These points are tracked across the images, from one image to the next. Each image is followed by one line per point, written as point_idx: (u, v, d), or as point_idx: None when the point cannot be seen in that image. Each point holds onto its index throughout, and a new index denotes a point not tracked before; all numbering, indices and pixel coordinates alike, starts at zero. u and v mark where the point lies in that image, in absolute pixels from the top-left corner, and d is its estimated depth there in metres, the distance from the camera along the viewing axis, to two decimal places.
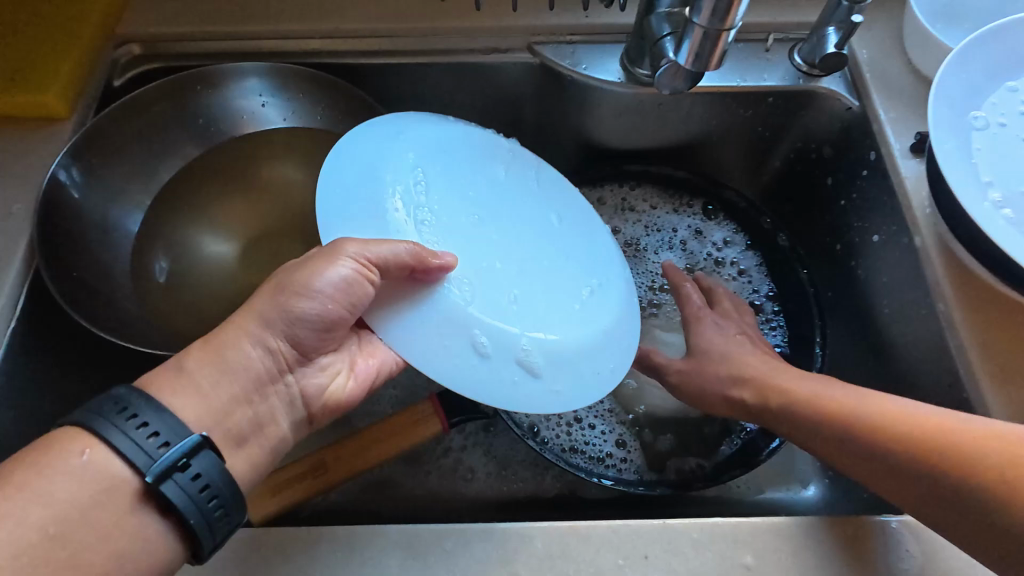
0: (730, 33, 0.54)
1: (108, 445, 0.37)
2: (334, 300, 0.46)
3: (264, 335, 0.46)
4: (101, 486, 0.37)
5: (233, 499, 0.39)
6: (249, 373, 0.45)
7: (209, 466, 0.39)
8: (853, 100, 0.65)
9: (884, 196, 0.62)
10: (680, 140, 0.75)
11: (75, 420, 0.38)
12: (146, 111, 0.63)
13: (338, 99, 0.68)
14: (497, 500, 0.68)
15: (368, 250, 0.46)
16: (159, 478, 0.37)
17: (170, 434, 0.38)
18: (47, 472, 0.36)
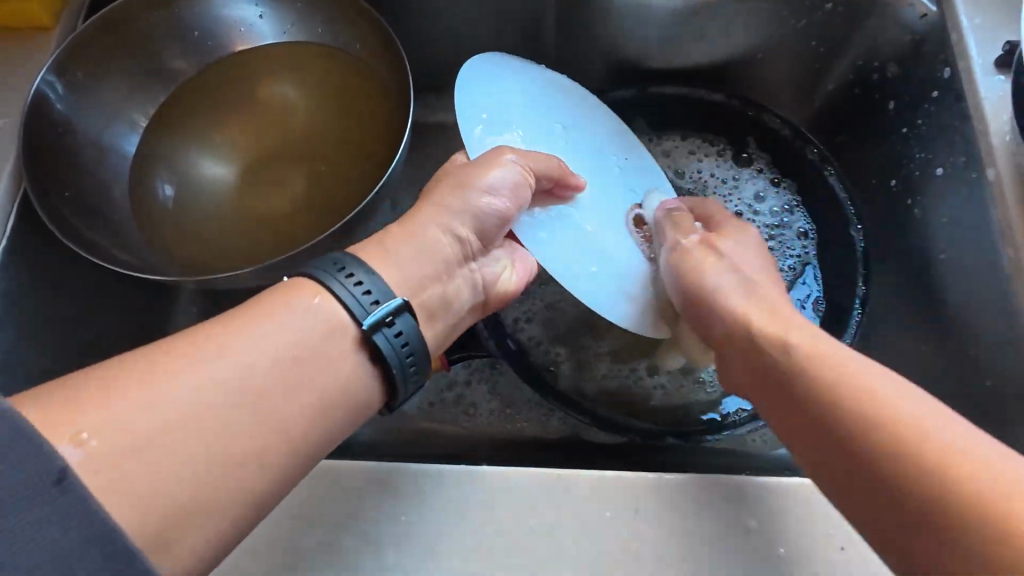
0: None
1: (331, 293, 0.37)
2: (504, 200, 0.45)
3: (448, 223, 0.45)
4: (323, 332, 0.36)
5: (425, 358, 0.39)
6: (434, 256, 0.44)
7: (409, 326, 0.38)
8: (930, 5, 0.55)
9: (955, 122, 0.53)
10: (722, 59, 0.66)
11: (297, 275, 0.38)
12: (133, 21, 0.59)
13: (339, 9, 0.62)
14: (501, 438, 0.67)
15: (530, 157, 0.45)
16: (370, 328, 0.37)
17: (379, 291, 0.38)
18: (277, 312, 0.36)
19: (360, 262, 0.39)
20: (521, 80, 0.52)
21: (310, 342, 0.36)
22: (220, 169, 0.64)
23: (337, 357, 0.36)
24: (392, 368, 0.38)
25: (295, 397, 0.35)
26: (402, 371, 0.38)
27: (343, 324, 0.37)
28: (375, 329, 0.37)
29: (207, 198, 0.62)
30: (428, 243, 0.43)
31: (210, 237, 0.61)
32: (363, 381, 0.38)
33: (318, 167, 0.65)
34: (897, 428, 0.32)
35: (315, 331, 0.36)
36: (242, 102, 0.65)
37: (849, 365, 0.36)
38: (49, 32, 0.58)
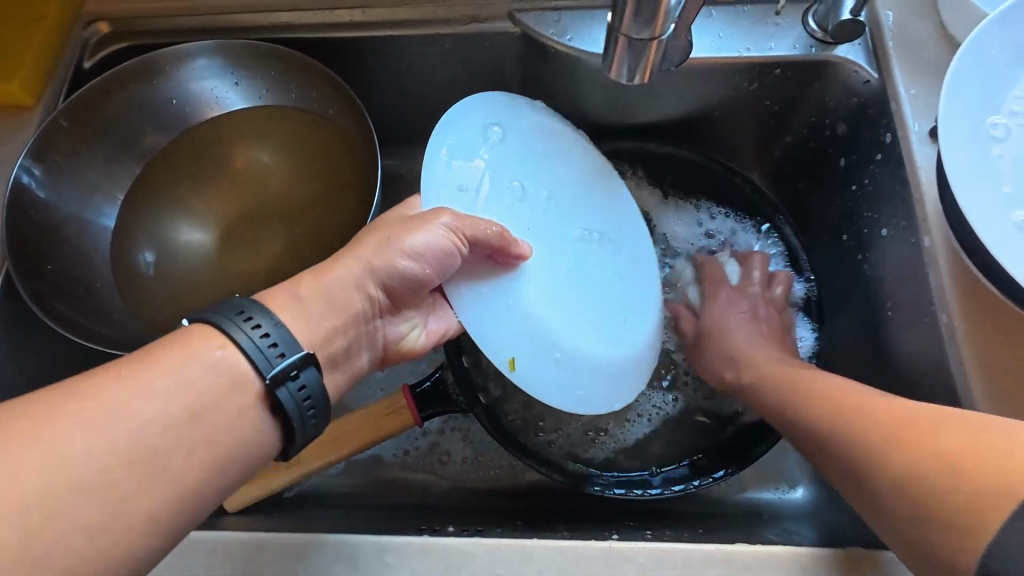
0: (660, 41, 0.43)
1: (231, 341, 0.38)
2: (427, 262, 0.47)
3: (364, 280, 0.46)
4: (225, 382, 0.37)
5: (326, 408, 0.40)
6: (348, 308, 0.45)
7: (313, 379, 0.39)
8: (872, 72, 0.58)
9: (896, 186, 0.55)
10: (682, 115, 0.68)
11: (201, 320, 0.38)
12: (110, 99, 0.61)
13: (310, 77, 0.64)
14: (474, 485, 0.69)
15: (465, 224, 0.46)
16: (274, 382, 0.38)
17: (285, 343, 0.39)
18: (164, 365, 0.36)
19: (265, 308, 0.40)
20: (505, 129, 0.55)
21: (212, 396, 0.36)
22: (197, 234, 0.66)
23: (241, 413, 0.37)
24: (290, 415, 0.39)
25: (194, 451, 0.35)
26: (303, 422, 0.39)
27: (245, 376, 0.38)
28: (278, 384, 0.38)
29: (187, 265, 0.64)
30: (340, 301, 0.44)
31: (188, 303, 0.63)
32: (265, 433, 0.38)
33: (294, 230, 0.67)
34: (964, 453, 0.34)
35: (214, 385, 0.36)
36: (218, 167, 0.67)
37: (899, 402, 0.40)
38: (31, 110, 0.61)
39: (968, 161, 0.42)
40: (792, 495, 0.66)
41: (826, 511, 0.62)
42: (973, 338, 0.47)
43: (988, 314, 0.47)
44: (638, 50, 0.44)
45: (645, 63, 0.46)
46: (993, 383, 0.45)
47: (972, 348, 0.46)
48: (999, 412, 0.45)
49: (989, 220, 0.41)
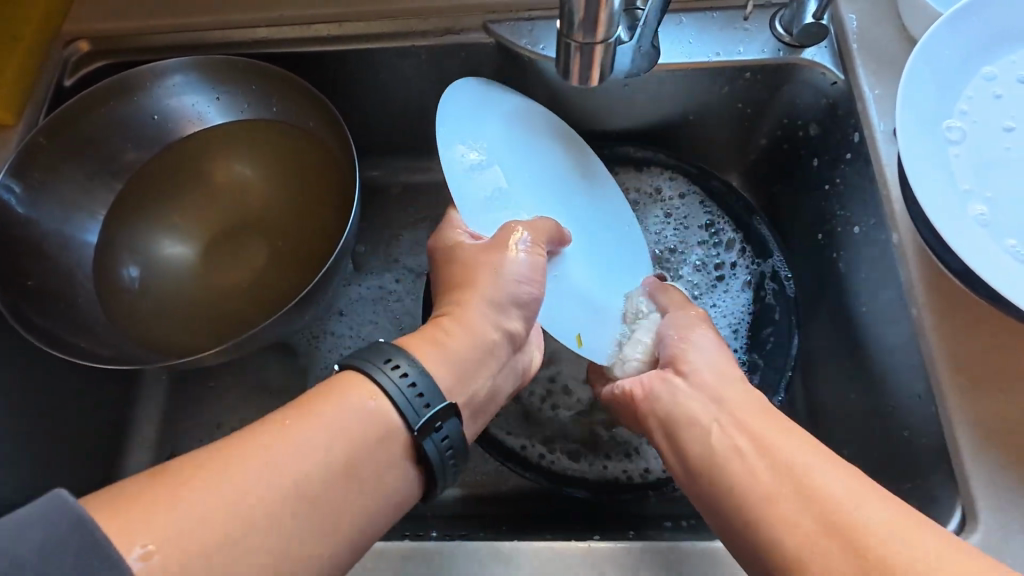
0: (606, 46, 0.45)
1: (378, 388, 0.38)
2: (535, 283, 0.48)
3: (497, 316, 0.47)
4: (375, 433, 0.37)
5: (463, 450, 0.40)
6: (484, 345, 0.46)
7: (453, 428, 0.39)
8: (838, 73, 0.59)
9: (865, 184, 0.56)
10: (657, 120, 0.69)
11: (352, 368, 0.39)
12: (90, 117, 0.62)
13: (289, 91, 0.65)
14: (461, 492, 0.69)
15: (539, 233, 0.49)
16: (422, 431, 0.38)
17: (425, 385, 0.39)
18: (315, 414, 0.36)
19: (407, 355, 0.40)
20: (471, 122, 0.54)
21: (368, 446, 0.36)
22: (180, 248, 0.66)
23: (391, 463, 0.37)
24: (434, 465, 0.39)
25: (348, 498, 0.35)
26: (442, 465, 0.39)
27: (393, 426, 0.38)
28: (425, 434, 0.38)
29: (168, 279, 0.65)
30: (481, 337, 0.45)
31: (172, 317, 0.63)
32: (407, 480, 0.38)
33: (277, 242, 0.68)
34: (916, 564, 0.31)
35: (363, 433, 0.36)
36: (200, 182, 0.68)
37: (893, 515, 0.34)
38: (11, 129, 0.62)
39: (924, 158, 0.43)
40: None
41: None
42: (942, 330, 0.47)
43: (954, 306, 0.48)
44: (584, 51, 0.44)
45: (594, 64, 0.46)
46: (962, 375, 0.46)
47: (940, 341, 0.47)
48: (970, 403, 0.45)
49: (946, 213, 0.41)
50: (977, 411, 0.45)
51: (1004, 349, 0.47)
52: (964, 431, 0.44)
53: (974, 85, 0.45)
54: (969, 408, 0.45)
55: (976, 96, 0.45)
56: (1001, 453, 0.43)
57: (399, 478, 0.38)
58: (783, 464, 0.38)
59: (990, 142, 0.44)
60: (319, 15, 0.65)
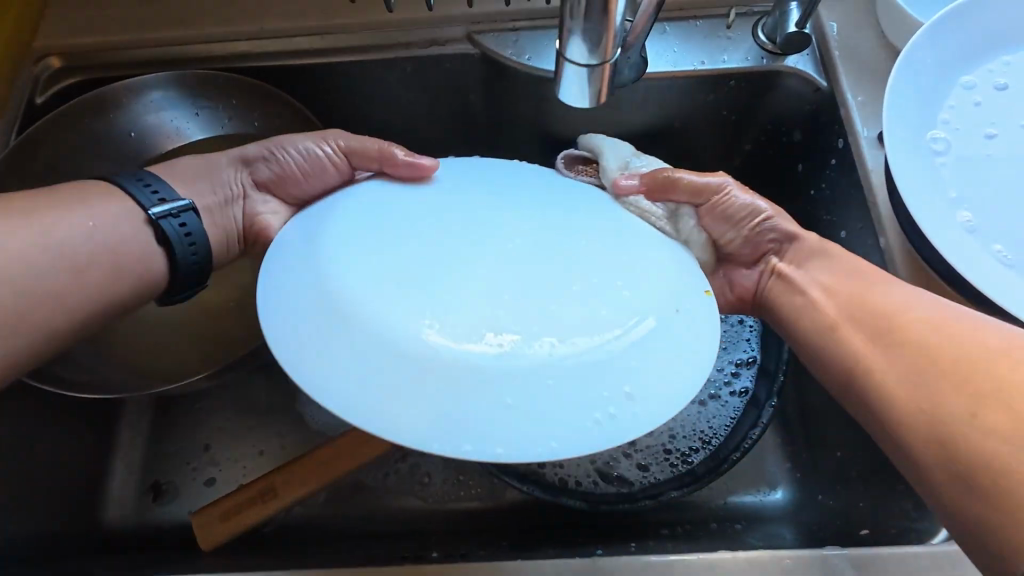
0: (607, 66, 0.44)
1: (126, 194, 0.48)
2: (291, 164, 0.54)
3: (240, 178, 0.55)
4: (115, 239, 0.46)
5: (206, 251, 0.50)
6: (220, 225, 0.54)
7: (195, 224, 0.49)
8: (821, 79, 0.60)
9: (851, 190, 0.57)
10: (644, 129, 0.69)
11: (102, 182, 0.48)
12: (63, 136, 0.60)
13: (273, 105, 0.64)
14: (456, 507, 0.68)
15: (360, 154, 0.52)
16: (160, 216, 0.48)
17: (167, 194, 0.50)
18: (55, 208, 0.46)
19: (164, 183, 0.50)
20: (312, 281, 0.42)
21: (105, 230, 0.46)
22: None
23: (131, 229, 0.47)
24: (175, 250, 0.48)
25: (88, 257, 0.45)
26: (184, 254, 0.49)
27: (134, 221, 0.47)
28: (162, 217, 0.48)
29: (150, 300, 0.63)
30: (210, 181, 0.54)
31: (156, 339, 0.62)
32: (153, 258, 0.48)
33: None
34: (993, 357, 0.36)
35: (96, 243, 0.46)
36: None
37: (971, 332, 0.38)
38: None
39: (910, 168, 0.43)
40: (773, 497, 0.66)
41: (807, 513, 0.62)
42: None
43: None
44: (595, 65, 0.44)
45: (602, 75, 0.45)
46: None
47: None
48: None
49: (934, 222, 0.42)
50: None
51: None
52: None
53: (956, 94, 0.45)
54: None
55: (959, 104, 0.45)
56: None
57: (118, 231, 0.46)
58: (893, 313, 0.42)
59: (975, 149, 0.44)
60: (299, 27, 0.64)
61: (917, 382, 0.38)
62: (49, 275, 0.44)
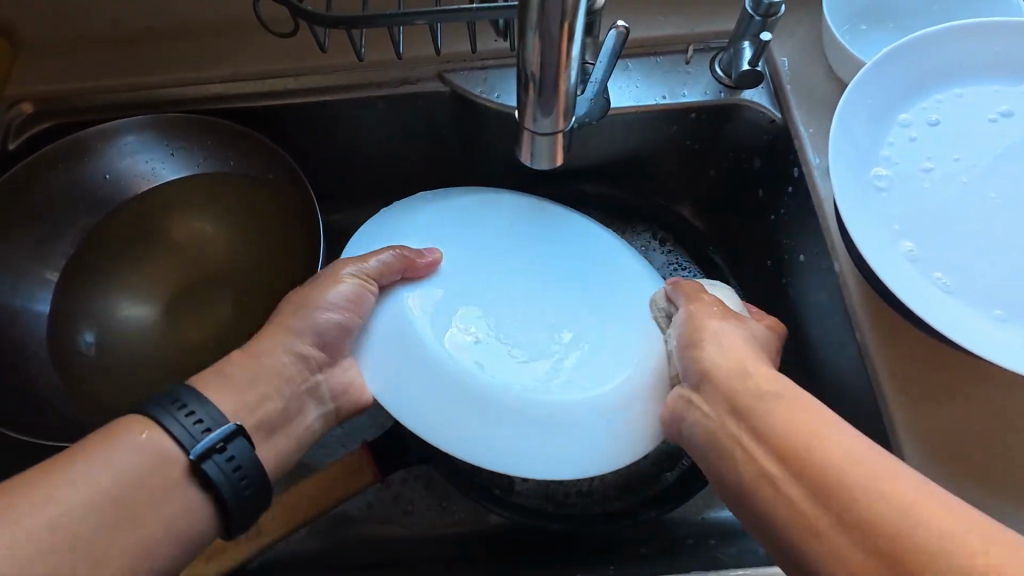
0: (565, 131, 0.43)
1: (163, 429, 0.40)
2: (343, 306, 0.50)
3: (302, 346, 0.50)
4: (149, 464, 0.39)
5: (259, 480, 0.42)
6: (287, 384, 0.49)
7: (242, 450, 0.42)
8: (775, 112, 0.63)
9: (807, 216, 0.60)
10: (612, 159, 0.72)
11: (134, 410, 0.41)
12: (39, 184, 0.61)
13: (248, 145, 0.65)
14: (440, 535, 0.69)
15: (368, 268, 0.51)
16: (200, 457, 0.40)
17: (212, 420, 0.42)
18: (114, 444, 0.39)
19: (200, 397, 0.43)
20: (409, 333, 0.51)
21: (142, 476, 0.39)
22: (141, 310, 0.65)
23: (167, 487, 0.39)
24: (222, 491, 0.41)
25: (123, 529, 0.37)
26: (237, 495, 0.42)
27: (171, 457, 0.40)
28: (205, 457, 0.41)
29: (129, 342, 0.63)
30: (269, 368, 0.48)
31: (135, 381, 0.62)
32: (193, 509, 0.40)
33: (241, 296, 0.67)
34: (852, 446, 0.36)
35: (142, 464, 0.39)
36: (159, 242, 0.67)
37: (828, 433, 0.37)
38: None
39: (853, 203, 0.46)
40: None
41: None
42: (885, 353, 0.51)
43: (895, 332, 0.52)
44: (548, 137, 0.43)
45: (557, 147, 0.44)
46: (907, 396, 0.50)
47: (884, 365, 0.51)
48: (910, 420, 0.49)
49: (879, 255, 0.45)
50: (921, 430, 0.49)
51: (939, 369, 0.51)
52: (911, 448, 0.48)
53: (894, 132, 0.49)
54: (913, 428, 0.49)
55: (897, 142, 0.49)
56: (940, 466, 0.47)
57: (151, 448, 0.40)
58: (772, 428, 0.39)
59: (914, 186, 0.47)
60: (272, 69, 0.65)
61: (847, 530, 0.33)
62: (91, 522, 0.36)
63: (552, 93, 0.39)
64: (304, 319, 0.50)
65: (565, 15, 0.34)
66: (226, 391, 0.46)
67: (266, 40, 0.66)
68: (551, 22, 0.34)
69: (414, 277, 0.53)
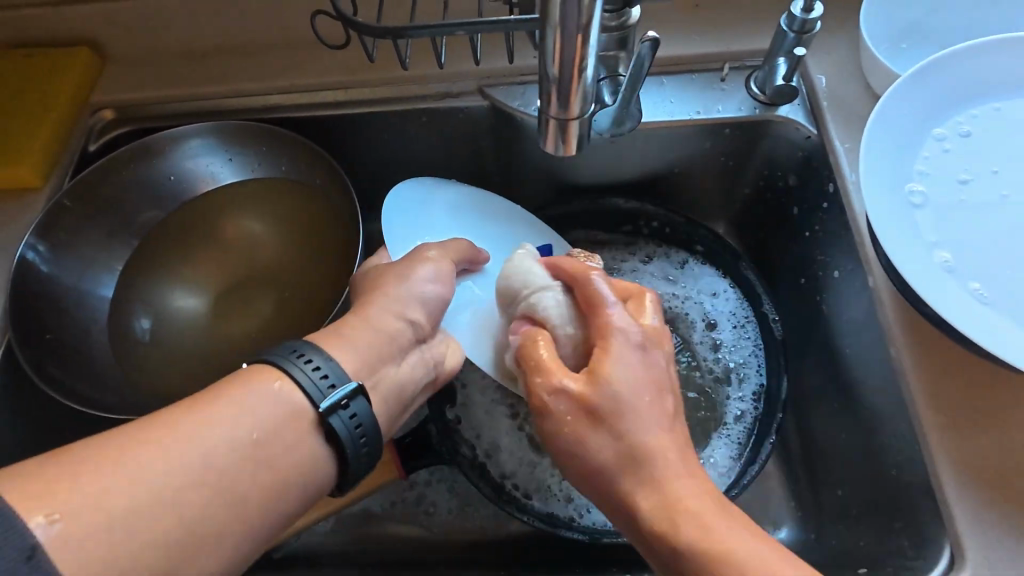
0: (584, 120, 0.45)
1: (291, 378, 0.40)
2: (443, 284, 0.50)
3: (406, 315, 0.48)
4: (282, 415, 0.39)
5: (376, 438, 0.42)
6: (394, 341, 0.47)
7: (363, 409, 0.41)
8: (810, 128, 0.63)
9: (841, 231, 0.59)
10: (645, 173, 0.73)
11: (260, 358, 0.41)
12: (110, 181, 0.67)
13: (299, 152, 0.69)
14: (461, 538, 0.69)
15: (448, 251, 0.52)
16: (328, 412, 0.40)
17: (337, 376, 0.41)
18: (247, 391, 0.39)
19: (319, 349, 0.42)
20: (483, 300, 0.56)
21: (275, 426, 0.38)
22: (191, 301, 0.69)
23: (296, 440, 0.39)
24: (344, 446, 0.41)
25: (249, 480, 0.37)
26: (356, 453, 0.41)
27: (300, 407, 0.40)
28: (331, 412, 0.40)
29: (176, 330, 0.67)
30: (384, 332, 0.46)
31: (182, 368, 0.66)
32: (313, 469, 0.40)
33: (284, 294, 0.71)
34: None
35: (275, 415, 0.39)
36: (212, 239, 0.71)
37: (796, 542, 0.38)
38: (39, 192, 0.66)
39: (886, 216, 0.46)
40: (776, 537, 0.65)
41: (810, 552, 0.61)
42: (919, 370, 0.50)
43: (930, 348, 0.50)
44: (565, 128, 0.45)
45: (573, 137, 0.46)
46: (943, 414, 0.48)
47: (919, 382, 0.49)
48: (946, 443, 0.47)
49: (913, 267, 0.44)
50: (956, 452, 0.47)
51: (978, 393, 0.49)
52: (947, 469, 0.46)
53: (930, 145, 0.48)
54: (947, 449, 0.47)
55: (932, 156, 0.48)
56: (977, 489, 0.45)
57: (283, 403, 0.39)
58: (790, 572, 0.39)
59: (952, 199, 0.46)
60: (325, 82, 0.70)
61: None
62: (214, 474, 0.36)
63: (570, 85, 0.41)
64: (392, 287, 0.48)
65: (583, 14, 0.36)
66: (347, 350, 0.44)
67: (321, 56, 0.71)
68: (569, 19, 0.36)
69: (474, 260, 0.56)
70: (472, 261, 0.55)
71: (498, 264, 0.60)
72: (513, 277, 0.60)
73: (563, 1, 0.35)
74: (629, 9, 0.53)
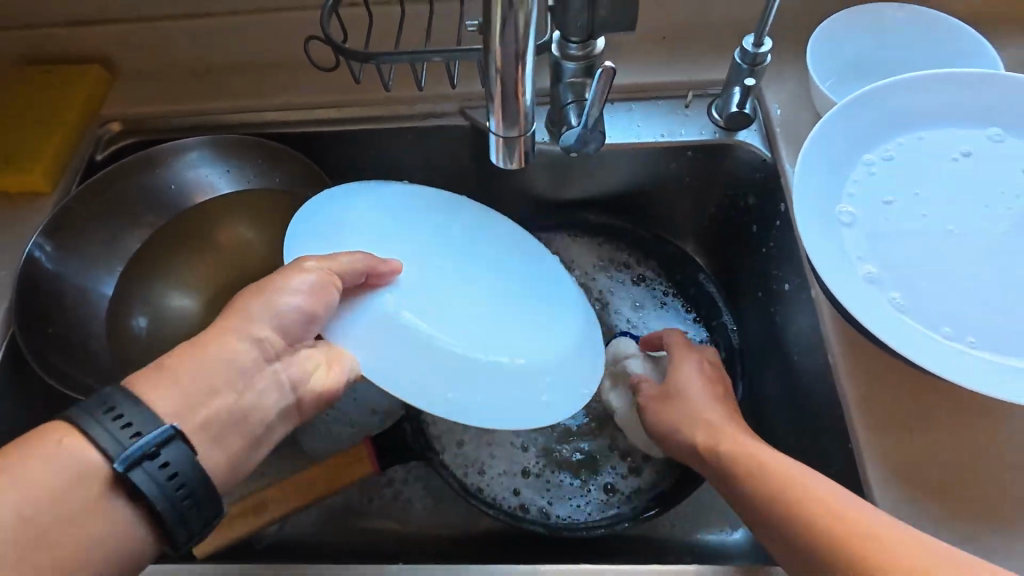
0: (530, 136, 0.49)
1: (87, 437, 0.41)
2: (309, 296, 0.50)
3: (258, 336, 0.49)
4: (71, 476, 0.40)
5: (203, 491, 0.42)
6: (241, 371, 0.48)
7: (178, 457, 0.41)
8: (765, 152, 0.68)
9: (791, 248, 0.64)
10: (616, 192, 0.77)
11: (62, 416, 0.41)
12: (113, 188, 0.71)
13: (295, 168, 0.75)
14: (434, 534, 0.72)
15: (329, 262, 0.51)
16: (127, 466, 0.40)
17: (143, 425, 0.41)
18: (31, 455, 0.40)
19: (133, 400, 0.42)
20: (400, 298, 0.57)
21: (82, 487, 0.40)
22: (186, 302, 0.74)
23: (86, 504, 0.40)
24: (160, 503, 0.41)
25: (45, 540, 0.38)
26: (174, 507, 0.41)
27: (94, 464, 0.40)
28: (134, 466, 0.40)
29: (171, 328, 0.72)
30: (228, 357, 0.47)
31: None
32: (125, 523, 0.41)
33: None
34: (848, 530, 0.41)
35: (64, 479, 0.39)
36: (208, 245, 0.76)
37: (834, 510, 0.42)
38: (47, 198, 0.71)
39: (818, 232, 0.50)
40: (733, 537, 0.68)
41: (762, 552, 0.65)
42: (853, 375, 0.54)
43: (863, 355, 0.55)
44: (511, 145, 0.49)
45: (520, 153, 0.51)
46: (873, 416, 0.52)
47: (853, 386, 0.53)
48: (876, 442, 0.51)
49: (840, 279, 0.49)
50: (884, 451, 0.50)
51: (906, 396, 0.53)
52: (876, 466, 0.50)
53: (858, 170, 0.53)
54: (876, 448, 0.51)
55: (862, 179, 0.52)
56: (903, 484, 0.49)
57: (79, 461, 0.40)
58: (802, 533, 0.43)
59: (878, 219, 0.51)
60: (318, 101, 0.75)
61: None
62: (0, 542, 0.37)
63: (514, 101, 0.46)
64: (257, 307, 0.50)
65: (520, 37, 0.42)
66: (170, 385, 0.45)
67: (316, 77, 0.77)
68: (508, 40, 0.41)
69: (376, 274, 0.55)
70: (375, 272, 0.55)
71: (421, 266, 0.61)
72: (440, 280, 0.61)
73: (502, 25, 0.41)
74: (594, 41, 0.58)
